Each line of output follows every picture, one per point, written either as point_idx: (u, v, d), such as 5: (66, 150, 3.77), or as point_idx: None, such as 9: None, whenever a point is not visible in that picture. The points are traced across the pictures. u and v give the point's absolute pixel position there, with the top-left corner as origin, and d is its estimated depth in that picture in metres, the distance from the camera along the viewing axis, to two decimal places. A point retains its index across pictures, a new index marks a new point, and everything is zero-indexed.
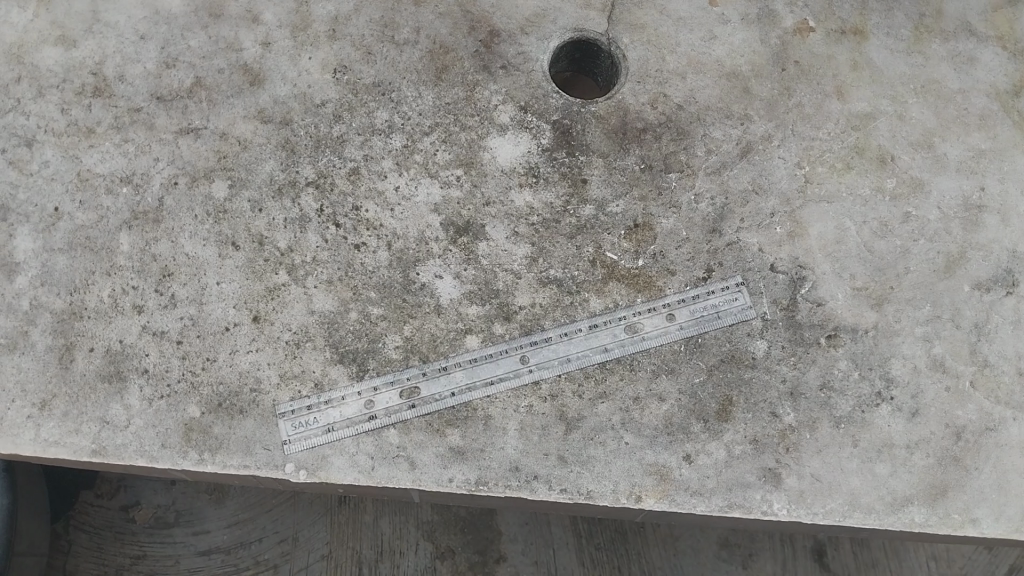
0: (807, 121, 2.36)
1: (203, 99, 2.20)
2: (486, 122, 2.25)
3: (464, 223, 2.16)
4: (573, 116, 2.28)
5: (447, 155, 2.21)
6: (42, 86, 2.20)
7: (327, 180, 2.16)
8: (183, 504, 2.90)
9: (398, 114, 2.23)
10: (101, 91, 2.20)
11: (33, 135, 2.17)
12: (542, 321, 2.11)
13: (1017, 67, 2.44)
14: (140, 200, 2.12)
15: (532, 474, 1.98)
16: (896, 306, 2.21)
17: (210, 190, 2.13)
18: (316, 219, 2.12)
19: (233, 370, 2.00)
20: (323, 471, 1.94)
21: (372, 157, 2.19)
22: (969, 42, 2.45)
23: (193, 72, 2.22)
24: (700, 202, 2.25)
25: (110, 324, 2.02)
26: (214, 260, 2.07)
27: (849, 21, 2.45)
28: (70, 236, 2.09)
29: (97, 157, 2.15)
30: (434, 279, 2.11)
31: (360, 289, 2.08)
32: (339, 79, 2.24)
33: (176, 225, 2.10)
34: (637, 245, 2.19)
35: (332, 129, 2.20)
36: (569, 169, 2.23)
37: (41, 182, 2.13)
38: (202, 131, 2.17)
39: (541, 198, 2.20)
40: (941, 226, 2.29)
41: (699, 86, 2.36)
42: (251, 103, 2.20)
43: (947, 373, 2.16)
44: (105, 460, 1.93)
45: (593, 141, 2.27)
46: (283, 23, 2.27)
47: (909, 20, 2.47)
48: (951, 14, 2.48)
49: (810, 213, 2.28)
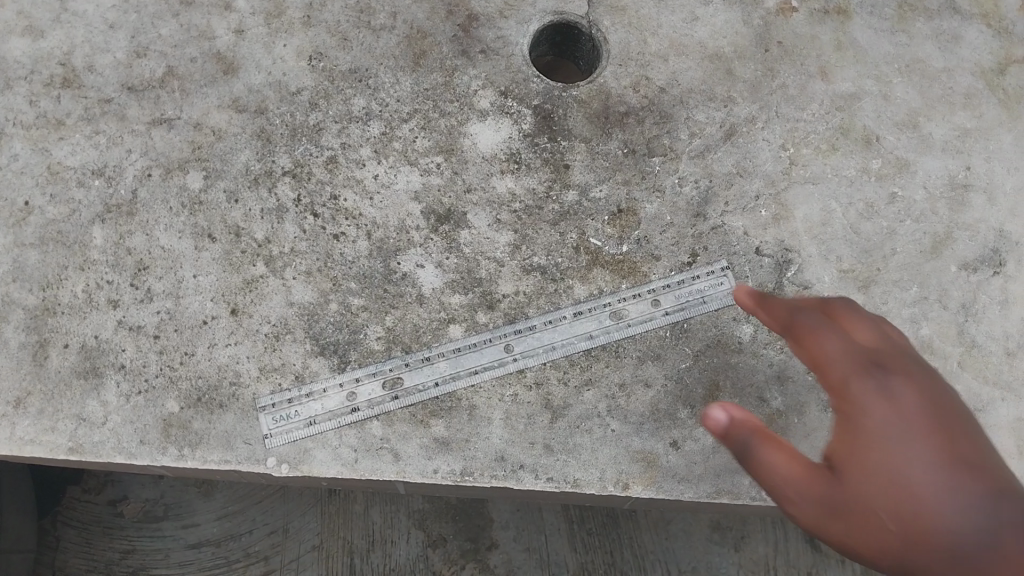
0: (791, 102, 2.34)
1: (176, 88, 2.16)
2: (466, 108, 2.22)
3: (446, 211, 2.14)
4: (554, 101, 2.25)
5: (427, 142, 2.18)
6: (9, 78, 2.16)
7: (304, 169, 2.12)
8: (172, 497, 2.88)
9: (376, 101, 2.19)
10: (70, 82, 2.16)
11: (1, 128, 2.12)
12: (526, 309, 2.08)
13: (1001, 45, 2.44)
14: (113, 192, 2.08)
15: (518, 464, 1.95)
16: (883, 288, 2.20)
17: (184, 181, 2.09)
18: (294, 209, 2.09)
19: (212, 364, 1.97)
20: (306, 464, 1.91)
21: (349, 146, 2.15)
22: (954, 20, 2.45)
23: (165, 61, 2.18)
24: (684, 186, 2.23)
25: (85, 319, 1.99)
26: (191, 253, 2.04)
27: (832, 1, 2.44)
28: (42, 230, 2.05)
29: (67, 149, 2.11)
30: (415, 268, 2.08)
31: (341, 280, 2.06)
32: (314, 66, 2.20)
33: (150, 217, 2.06)
34: (621, 231, 2.17)
35: (309, 117, 2.16)
36: (552, 155, 2.20)
37: (10, 176, 2.09)
38: (175, 121, 2.13)
39: (523, 185, 2.17)
40: (927, 207, 2.28)
41: (681, 69, 2.33)
42: (224, 92, 2.16)
43: (934, 355, 2.15)
44: (83, 458, 1.90)
45: (575, 126, 2.24)
46: (257, 10, 2.24)
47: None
48: None
49: (795, 196, 2.26)
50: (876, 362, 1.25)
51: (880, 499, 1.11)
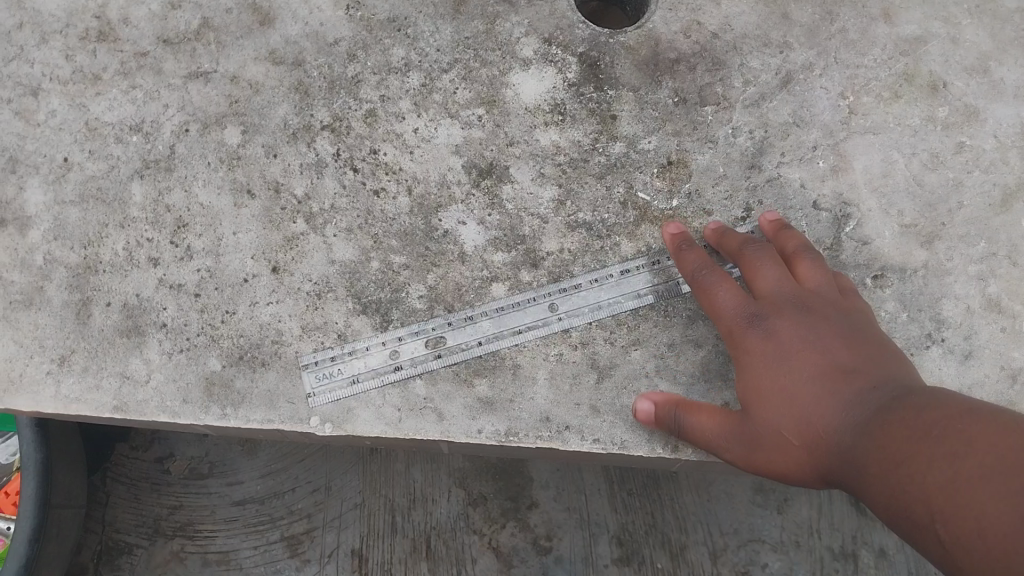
0: (851, 47, 2.20)
1: (211, 41, 2.11)
2: (508, 57, 2.13)
3: (487, 165, 2.06)
4: (600, 48, 2.15)
5: (468, 93, 2.10)
6: (44, 32, 2.13)
7: (342, 123, 2.07)
8: (217, 455, 2.92)
9: (415, 52, 2.12)
10: (106, 35, 2.12)
11: (38, 84, 2.10)
12: (571, 267, 2.01)
13: None
14: (151, 148, 2.05)
15: (564, 425, 1.90)
16: (948, 244, 2.08)
17: (222, 136, 2.05)
18: (333, 164, 2.04)
19: (254, 323, 1.95)
20: (350, 424, 1.88)
21: (388, 98, 2.09)
22: None
23: (200, 13, 2.13)
24: (737, 137, 2.12)
25: (126, 278, 1.98)
26: (230, 209, 2.01)
27: None
28: (82, 187, 2.03)
29: (105, 105, 2.08)
30: (457, 225, 2.02)
31: (381, 237, 2.01)
32: (352, 15, 2.13)
33: (189, 173, 2.03)
34: (670, 185, 2.07)
35: (346, 69, 2.10)
36: (598, 105, 2.11)
37: (49, 133, 2.07)
38: (211, 74, 2.09)
39: (568, 137, 2.09)
40: (998, 157, 2.13)
41: (735, 13, 2.21)
42: (261, 44, 2.10)
43: (1003, 314, 2.03)
44: (127, 416, 1.90)
45: (623, 74, 2.13)
46: None
47: None
48: None
49: (855, 146, 2.13)
50: (760, 318, 1.62)
51: (783, 431, 1.48)
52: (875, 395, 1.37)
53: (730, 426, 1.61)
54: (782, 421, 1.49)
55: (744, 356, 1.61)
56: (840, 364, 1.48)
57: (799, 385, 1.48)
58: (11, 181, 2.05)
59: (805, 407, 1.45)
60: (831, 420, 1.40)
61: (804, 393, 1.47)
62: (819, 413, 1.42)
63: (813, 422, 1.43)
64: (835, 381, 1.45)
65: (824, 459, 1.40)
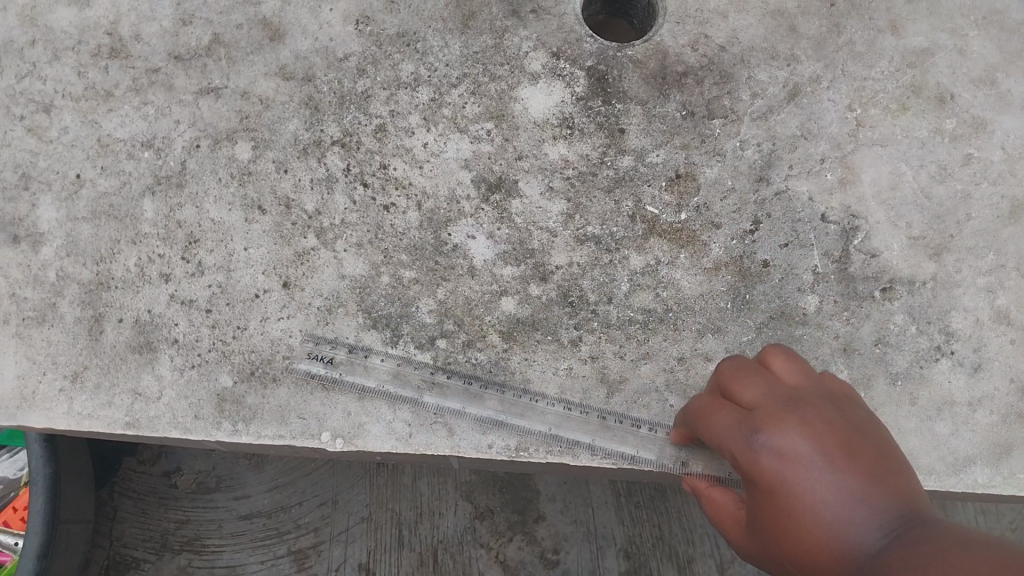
0: (858, 59, 2.20)
1: (222, 57, 2.12)
2: (516, 71, 2.13)
3: (496, 179, 2.07)
4: (608, 62, 2.15)
5: (477, 108, 2.11)
6: (57, 49, 2.14)
7: (353, 139, 2.07)
8: (224, 469, 2.92)
9: (424, 66, 2.12)
10: (118, 52, 2.13)
11: (51, 100, 2.11)
12: (580, 280, 2.01)
13: None
14: (162, 164, 2.05)
15: (574, 440, 1.88)
16: (957, 255, 2.08)
17: (233, 152, 2.06)
18: (343, 179, 2.04)
19: (265, 338, 1.95)
20: (360, 439, 1.88)
21: (398, 113, 2.09)
22: None
23: (211, 29, 2.13)
24: (746, 149, 2.12)
25: (138, 294, 1.98)
26: (241, 225, 2.01)
27: None
28: (94, 203, 2.04)
29: (117, 121, 2.09)
30: (466, 239, 2.02)
31: (391, 252, 2.01)
32: (362, 31, 2.14)
33: (199, 189, 2.03)
34: (679, 198, 2.07)
35: (356, 84, 2.10)
36: (606, 119, 2.11)
37: (62, 149, 2.08)
38: (222, 90, 2.09)
39: (577, 151, 2.09)
40: (1006, 169, 2.14)
41: (743, 26, 2.21)
42: (271, 59, 2.11)
43: (1012, 326, 2.03)
44: (139, 432, 1.91)
45: (631, 88, 2.14)
46: None
47: None
48: None
49: (863, 158, 2.13)
50: (759, 432, 1.38)
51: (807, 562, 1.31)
52: (891, 533, 1.22)
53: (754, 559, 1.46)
54: (797, 555, 1.33)
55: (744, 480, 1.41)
56: (850, 485, 1.29)
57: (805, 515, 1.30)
58: (24, 198, 2.06)
59: (815, 540, 1.29)
60: (848, 554, 1.25)
61: (811, 521, 1.29)
62: (833, 547, 1.27)
63: (824, 552, 1.28)
64: (847, 510, 1.27)
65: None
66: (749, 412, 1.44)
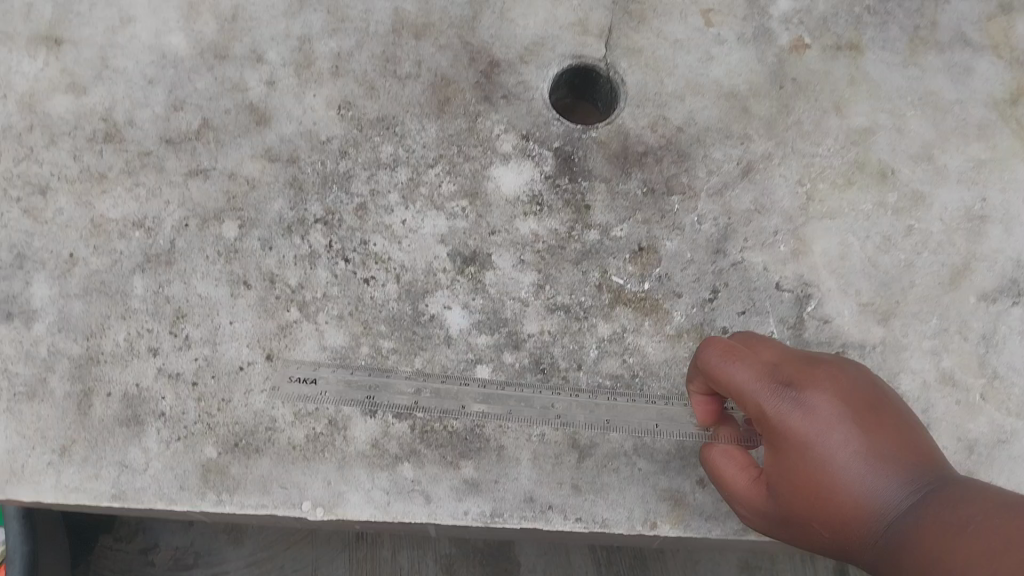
0: (806, 138, 2.37)
1: (211, 141, 2.22)
2: (489, 152, 2.28)
3: (471, 253, 2.18)
4: (573, 143, 2.30)
5: (452, 186, 2.24)
6: (53, 134, 2.22)
7: (335, 216, 2.18)
8: (201, 545, 2.92)
9: (402, 149, 2.26)
10: (112, 137, 2.22)
11: (47, 182, 2.19)
12: (551, 349, 2.12)
13: (1014, 76, 2.47)
14: (153, 243, 2.14)
15: (547, 505, 1.99)
16: (903, 320, 2.23)
17: (221, 231, 2.15)
18: (326, 255, 2.15)
19: (249, 410, 2.01)
20: (339, 508, 1.96)
21: (378, 192, 2.21)
22: (965, 52, 2.48)
23: (201, 114, 2.24)
24: (703, 224, 2.27)
25: (127, 367, 2.04)
26: (227, 300, 2.09)
27: (844, 37, 2.46)
28: (85, 281, 2.11)
29: (110, 202, 2.17)
30: (443, 310, 2.13)
31: (371, 323, 2.10)
32: (344, 115, 2.26)
33: (188, 266, 2.12)
34: (642, 269, 2.21)
35: (339, 165, 2.22)
36: (572, 196, 2.25)
37: (56, 229, 2.15)
38: (210, 172, 2.20)
39: (546, 226, 2.22)
40: (945, 239, 2.31)
41: (699, 108, 2.37)
42: (258, 143, 2.23)
43: (957, 387, 2.19)
44: (126, 504, 1.95)
45: (595, 167, 2.29)
46: (288, 61, 2.29)
47: (904, 32, 2.49)
48: (946, 26, 2.50)
49: (813, 231, 2.29)
50: (791, 391, 1.76)
51: (829, 505, 1.69)
52: (910, 488, 1.63)
53: (776, 512, 1.79)
54: (817, 502, 1.70)
55: (769, 432, 1.77)
56: (867, 443, 1.69)
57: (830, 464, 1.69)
58: (18, 276, 2.12)
59: (836, 489, 1.68)
60: (869, 503, 1.65)
61: (839, 474, 1.68)
62: (857, 497, 1.66)
63: (845, 498, 1.67)
64: (871, 465, 1.67)
65: (860, 537, 1.67)
66: (780, 377, 1.79)
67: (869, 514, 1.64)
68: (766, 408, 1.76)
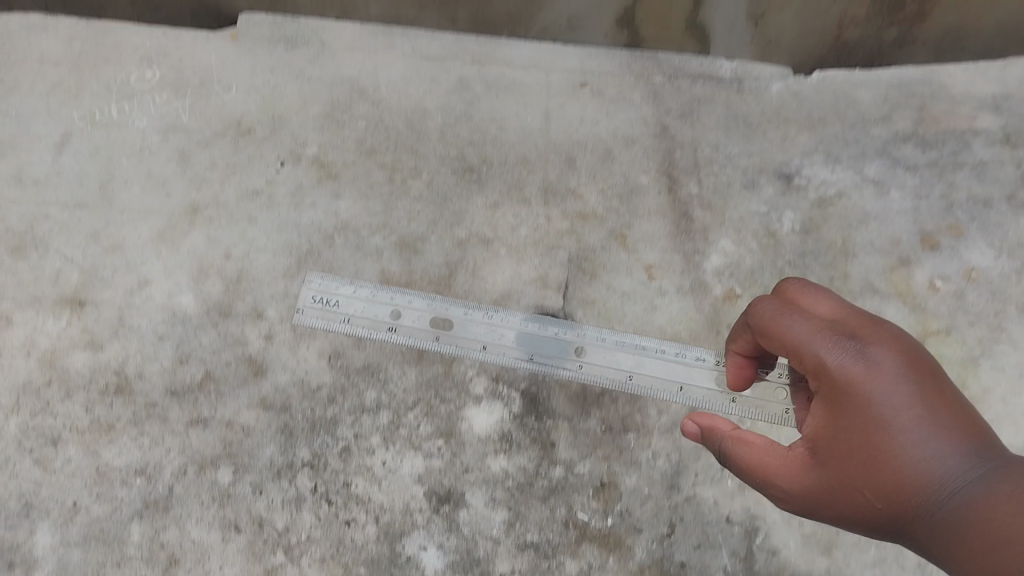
0: None
1: (212, 391, 2.43)
2: (461, 394, 2.47)
3: (446, 492, 2.35)
4: (539, 384, 2.49)
5: (429, 427, 2.42)
6: (69, 388, 2.43)
7: (320, 460, 2.35)
8: None
9: (384, 393, 2.45)
10: (122, 389, 2.43)
11: (58, 435, 2.36)
12: None
13: (918, 320, 2.62)
14: (151, 490, 2.31)
15: None
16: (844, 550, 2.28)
17: (215, 476, 2.33)
18: (311, 497, 2.31)
19: None
20: None
21: (360, 435, 2.39)
22: (875, 300, 2.65)
23: (204, 366, 2.47)
24: (657, 460, 2.39)
25: None
26: (217, 545, 2.24)
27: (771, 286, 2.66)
28: (84, 528, 2.26)
29: (115, 451, 2.35)
30: (419, 550, 2.27)
31: (351, 564, 2.24)
32: (333, 364, 2.49)
33: (183, 512, 2.28)
34: (605, 504, 2.34)
35: (326, 411, 2.42)
36: (539, 434, 2.43)
37: (62, 479, 2.31)
38: (208, 421, 2.39)
39: (516, 463, 2.39)
40: None
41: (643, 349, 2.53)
42: (254, 392, 2.44)
43: None
44: None
45: (558, 406, 2.46)
46: (285, 318, 2.56)
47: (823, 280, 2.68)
48: (856, 276, 2.69)
49: None
50: (854, 341, 1.74)
51: (880, 481, 1.65)
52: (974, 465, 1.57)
53: (827, 481, 1.72)
54: (869, 472, 1.66)
55: (827, 385, 1.74)
56: (935, 417, 1.64)
57: (887, 419, 1.65)
58: (24, 525, 2.27)
59: (894, 461, 1.63)
60: (926, 475, 1.60)
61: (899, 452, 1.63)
62: (915, 465, 1.61)
63: (903, 477, 1.62)
64: (931, 433, 1.62)
65: (917, 510, 1.61)
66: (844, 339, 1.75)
67: (931, 483, 1.59)
68: (828, 360, 1.74)
